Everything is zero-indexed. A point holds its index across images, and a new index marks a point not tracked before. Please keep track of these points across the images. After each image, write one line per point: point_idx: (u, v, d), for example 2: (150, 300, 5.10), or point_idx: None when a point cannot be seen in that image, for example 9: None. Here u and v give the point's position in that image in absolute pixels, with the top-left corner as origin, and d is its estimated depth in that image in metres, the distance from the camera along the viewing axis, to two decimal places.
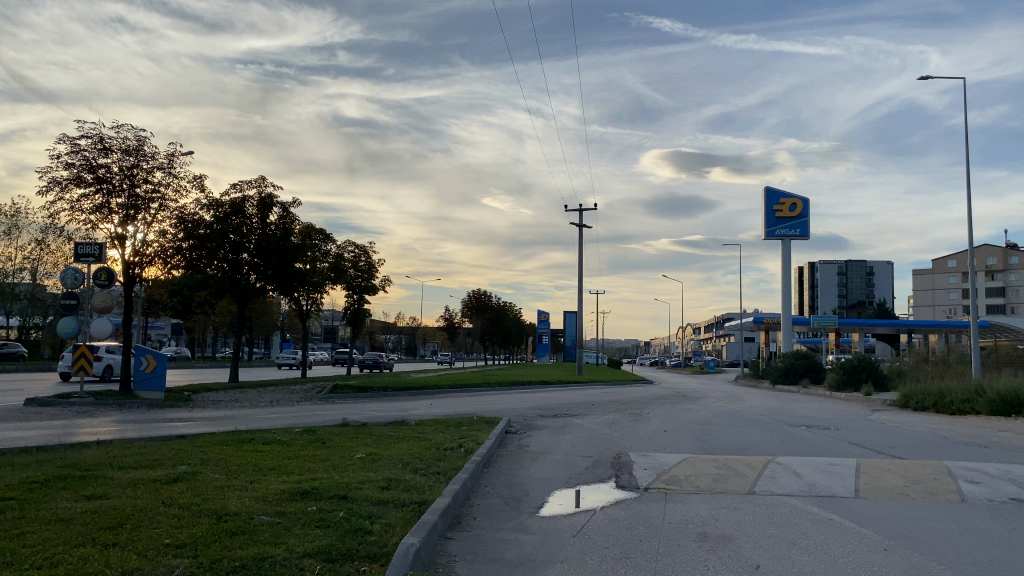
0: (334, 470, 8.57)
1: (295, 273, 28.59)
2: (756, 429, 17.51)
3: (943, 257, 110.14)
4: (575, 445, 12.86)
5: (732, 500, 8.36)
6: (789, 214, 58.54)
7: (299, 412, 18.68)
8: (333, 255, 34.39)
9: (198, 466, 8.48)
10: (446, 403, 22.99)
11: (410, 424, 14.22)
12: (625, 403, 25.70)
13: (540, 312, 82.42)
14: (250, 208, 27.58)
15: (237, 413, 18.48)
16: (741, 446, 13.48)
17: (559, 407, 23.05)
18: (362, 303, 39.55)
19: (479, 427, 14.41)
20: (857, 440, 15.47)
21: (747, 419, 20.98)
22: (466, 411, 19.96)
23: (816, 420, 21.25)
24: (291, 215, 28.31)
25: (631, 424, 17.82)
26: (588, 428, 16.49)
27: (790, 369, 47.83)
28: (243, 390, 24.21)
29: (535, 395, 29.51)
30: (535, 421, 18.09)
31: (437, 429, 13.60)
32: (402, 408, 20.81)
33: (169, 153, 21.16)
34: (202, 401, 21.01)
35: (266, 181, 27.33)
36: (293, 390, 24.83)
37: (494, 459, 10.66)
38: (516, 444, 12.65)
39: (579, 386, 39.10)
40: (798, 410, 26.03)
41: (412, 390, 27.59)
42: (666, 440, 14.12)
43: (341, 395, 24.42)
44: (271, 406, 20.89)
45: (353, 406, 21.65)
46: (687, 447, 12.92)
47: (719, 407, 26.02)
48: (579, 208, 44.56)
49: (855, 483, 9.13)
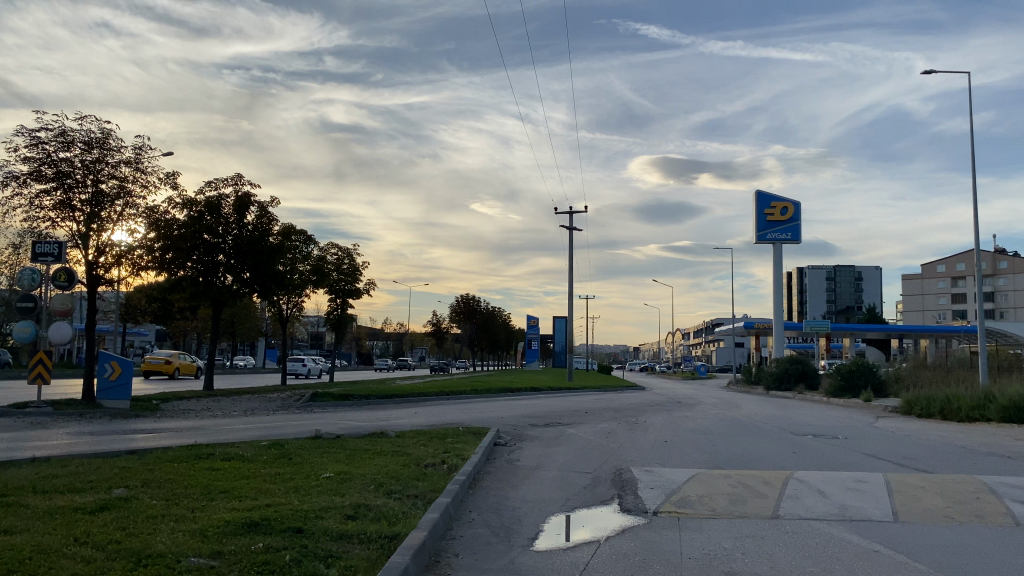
0: (294, 494, 7.40)
1: (274, 275, 27.34)
2: (762, 439, 16.47)
3: (933, 263, 109.83)
4: (568, 459, 11.76)
5: (755, 526, 7.26)
6: (780, 218, 57.70)
7: (274, 423, 17.48)
8: (316, 258, 33.19)
9: (136, 491, 7.28)
10: (431, 412, 21.88)
11: (390, 436, 13.04)
12: (620, 410, 24.61)
13: (529, 317, 81.32)
14: (226, 207, 26.40)
15: (205, 424, 17.20)
16: (750, 458, 12.44)
17: (549, 415, 21.90)
18: (345, 307, 38.36)
19: (465, 439, 13.24)
20: (872, 451, 14.47)
21: (747, 427, 19.97)
22: (453, 421, 18.78)
23: (821, 428, 20.23)
24: (270, 215, 27.13)
25: (627, 433, 16.73)
26: (582, 439, 15.40)
27: (784, 375, 46.91)
28: (217, 398, 22.99)
29: (524, 403, 28.35)
30: (524, 430, 16.92)
31: (418, 442, 12.41)
32: (383, 417, 19.67)
33: (137, 146, 19.94)
34: (172, 410, 19.72)
35: (242, 179, 26.12)
36: (271, 398, 23.67)
37: (480, 477, 9.52)
38: (506, 458, 11.49)
39: (569, 392, 37.95)
40: (799, 417, 24.96)
41: (397, 398, 26.35)
42: (668, 452, 13.06)
43: (320, 402, 23.31)
44: (245, 415, 19.68)
45: (332, 415, 20.45)
46: (691, 461, 11.88)
47: (718, 414, 24.89)
48: (569, 210, 43.53)
49: (892, 504, 8.05)
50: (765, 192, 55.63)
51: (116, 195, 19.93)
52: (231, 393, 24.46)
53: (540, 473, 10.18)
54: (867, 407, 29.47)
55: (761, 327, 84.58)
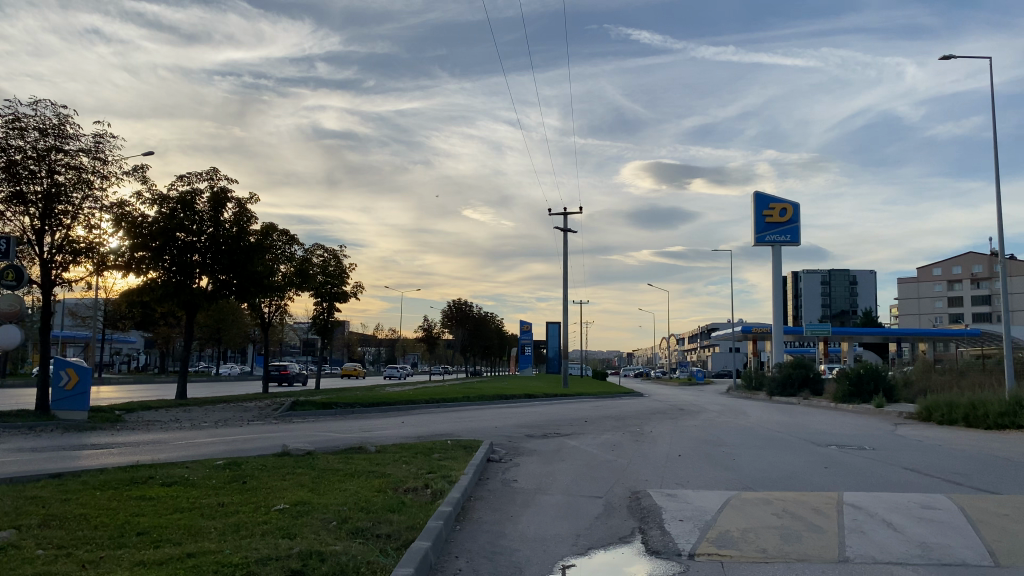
0: (230, 538, 5.75)
1: (253, 277, 25.68)
2: (783, 450, 14.91)
3: (929, 266, 108.66)
4: (573, 479, 10.14)
5: (821, 573, 5.68)
6: (779, 219, 56.27)
7: (245, 437, 15.78)
8: (300, 259, 31.54)
9: (23, 535, 5.64)
10: (418, 421, 20.26)
11: (367, 453, 11.39)
12: (622, 419, 23.00)
13: (523, 321, 79.64)
14: (200, 203, 24.68)
15: (167, 437, 15.49)
16: (780, 477, 10.88)
17: (547, 424, 20.22)
18: (331, 312, 36.70)
19: (453, 455, 11.61)
20: (911, 464, 12.98)
21: (762, 436, 18.39)
22: (446, 431, 17.13)
23: (842, 436, 18.68)
24: (249, 212, 25.45)
25: (635, 445, 15.13)
26: (585, 451, 13.80)
27: (786, 380, 45.29)
28: (188, 408, 21.29)
29: (520, 411, 26.67)
30: (521, 442, 15.30)
31: (400, 459, 10.77)
32: (365, 429, 18.00)
33: (97, 134, 18.28)
34: (135, 422, 18.02)
35: (218, 173, 24.40)
36: (247, 407, 22.00)
37: (470, 505, 7.91)
38: (500, 478, 9.88)
39: (566, 399, 36.29)
40: (813, 424, 23.31)
41: (383, 407, 24.66)
42: (685, 469, 11.45)
43: (299, 411, 21.65)
44: (216, 427, 18.02)
45: (313, 426, 18.78)
46: (714, 480, 10.29)
47: (726, 422, 23.32)
48: (564, 211, 41.98)
49: (983, 542, 6.49)
50: (763, 193, 54.14)
51: (74, 186, 18.23)
52: (204, 402, 22.76)
53: (542, 499, 8.56)
54: (880, 414, 27.93)
55: (757, 331, 82.98)
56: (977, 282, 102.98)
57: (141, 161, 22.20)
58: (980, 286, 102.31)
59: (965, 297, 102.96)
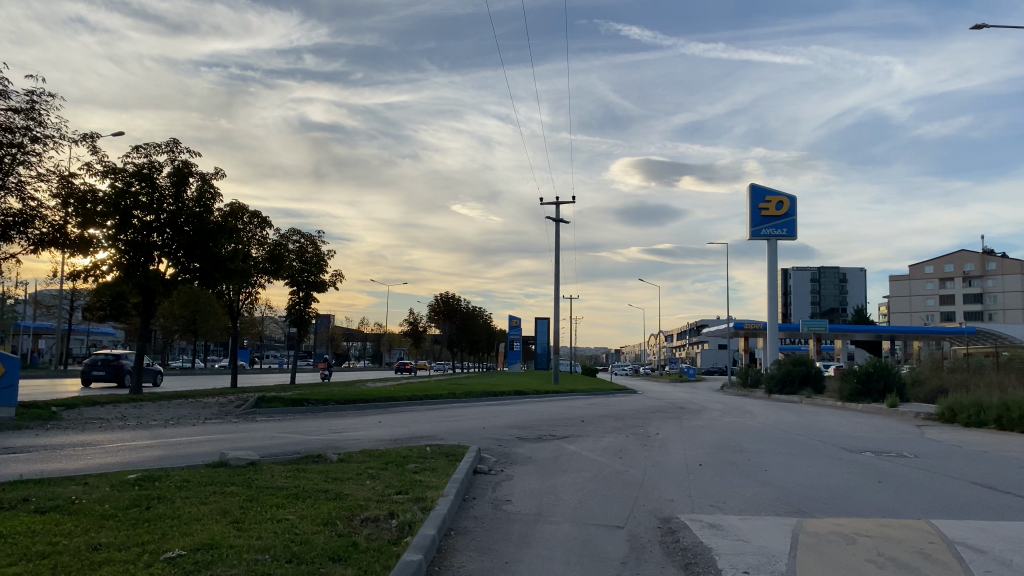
0: None
1: (218, 260, 23.43)
2: (814, 457, 12.91)
3: (920, 264, 107.13)
4: (582, 499, 8.06)
5: None
6: (775, 213, 54.39)
7: (195, 440, 13.62)
8: (272, 244, 29.32)
9: None
10: (396, 420, 18.16)
11: (325, 464, 9.24)
12: (621, 419, 21.00)
13: (511, 317, 77.52)
14: (161, 178, 22.40)
15: (101, 440, 13.19)
16: (833, 496, 8.89)
17: (540, 425, 18.09)
18: (308, 302, 34.46)
19: (432, 467, 9.47)
20: (974, 477, 10.98)
21: (780, 439, 16.43)
22: (428, 433, 15.02)
23: (870, 441, 16.67)
24: (214, 188, 23.26)
25: (644, 451, 13.02)
26: (587, 458, 11.75)
27: (786, 378, 43.45)
28: (140, 404, 19.02)
29: (509, 408, 24.59)
30: (513, 447, 13.21)
31: (365, 474, 8.63)
32: (335, 430, 15.88)
33: (29, 91, 15.98)
34: (72, 420, 15.72)
35: (180, 145, 22.12)
36: (206, 404, 19.76)
37: (452, 545, 5.82)
38: (489, 500, 7.79)
39: (557, 396, 34.16)
40: (829, 426, 21.37)
41: (360, 404, 22.50)
42: (715, 486, 9.43)
43: (264, 409, 19.44)
44: (167, 425, 15.87)
45: (278, 427, 16.62)
46: (757, 501, 8.27)
47: (734, 422, 21.32)
48: (556, 200, 39.79)
49: None
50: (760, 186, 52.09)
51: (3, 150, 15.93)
52: (161, 397, 20.50)
53: (546, 532, 6.48)
54: (895, 415, 25.98)
55: (750, 328, 81.08)
56: (968, 280, 101.78)
57: (91, 131, 19.89)
58: (971, 284, 101.23)
59: (956, 295, 101.64)
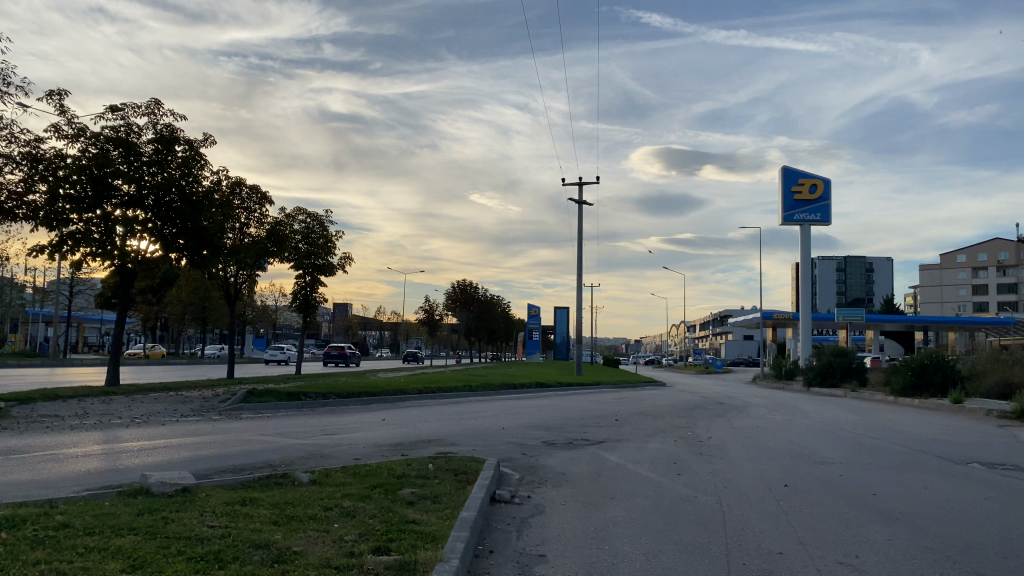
0: None
1: (206, 237, 20.99)
2: (915, 472, 10.29)
3: (953, 252, 102.93)
4: (652, 557, 5.56)
5: None
6: (809, 196, 51.29)
7: (154, 445, 11.13)
8: (274, 222, 26.80)
9: None
10: (403, 419, 15.62)
11: (284, 493, 6.66)
12: (661, 418, 18.42)
13: (531, 306, 74.92)
14: (143, 144, 19.96)
15: (40, 445, 10.81)
16: (997, 546, 6.40)
17: (569, 425, 15.54)
18: (315, 288, 32.02)
19: (429, 493, 6.93)
20: None
21: (857, 443, 13.79)
22: (437, 438, 12.44)
23: (966, 446, 13.97)
24: (202, 156, 20.84)
25: (704, 464, 10.46)
26: (636, 476, 9.22)
27: (826, 370, 40.60)
28: (113, 397, 16.67)
29: (530, 404, 22.02)
30: (542, 458, 10.64)
31: (334, 512, 6.02)
32: (327, 432, 13.35)
33: None
34: (21, 418, 13.35)
35: (162, 107, 19.65)
36: (186, 398, 17.32)
37: None
38: (512, 559, 5.25)
39: (583, 389, 31.61)
40: (899, 425, 18.70)
41: (365, 398, 20.03)
42: (824, 520, 6.95)
43: (252, 404, 16.99)
44: (131, 425, 13.34)
45: (264, 426, 14.09)
46: (907, 561, 5.77)
47: (788, 421, 18.78)
48: (581, 180, 37.00)
49: None
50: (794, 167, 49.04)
51: None
52: (140, 390, 18.13)
53: None
54: (962, 412, 23.27)
55: (779, 318, 77.86)
56: (1002, 269, 97.68)
57: (58, 89, 17.55)
58: (1005, 273, 97.15)
59: (990, 285, 97.61)
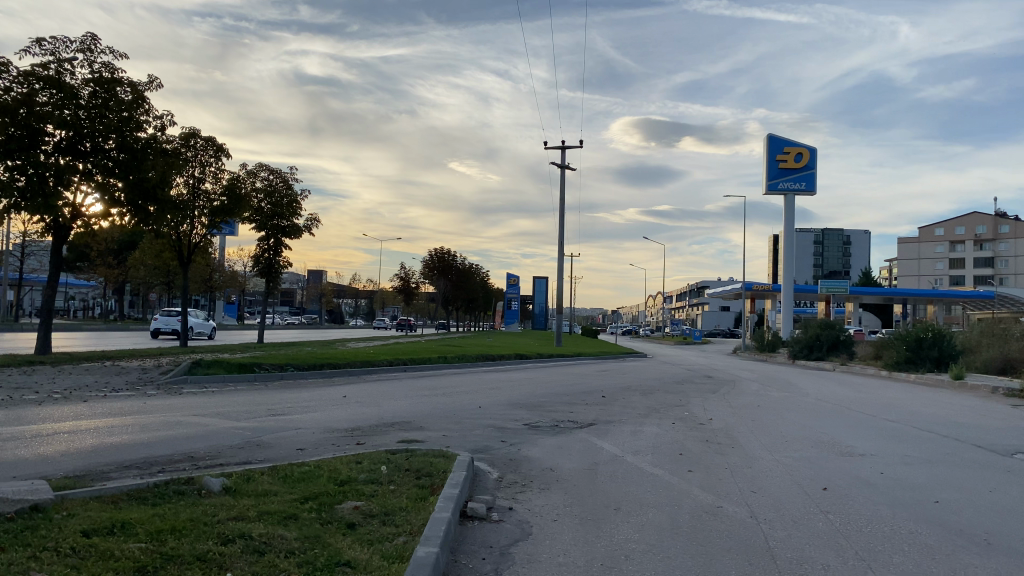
0: None
1: (151, 191, 18.85)
2: (964, 469, 8.64)
3: (931, 226, 102.14)
4: None
5: None
6: (794, 164, 49.66)
7: (56, 428, 9.22)
8: (231, 177, 24.67)
9: None
10: (367, 396, 13.85)
11: (176, 513, 4.87)
12: (651, 394, 16.84)
13: (509, 275, 73.18)
14: (77, 84, 17.77)
15: None
16: None
17: (553, 403, 13.84)
18: (279, 251, 29.97)
19: (374, 511, 5.16)
20: None
21: (877, 428, 12.21)
22: (403, 420, 10.71)
23: (996, 431, 12.42)
24: (146, 100, 18.70)
25: (716, 457, 8.75)
26: (641, 473, 7.53)
27: (812, 343, 39.23)
28: (37, 368, 14.75)
29: (509, 378, 20.34)
30: (522, 448, 8.88)
31: (233, 545, 4.23)
32: (275, 412, 11.51)
33: None
34: None
35: (98, 42, 17.47)
36: (123, 369, 15.49)
37: None
38: None
39: (564, 361, 30.00)
40: (910, 405, 17.16)
41: (326, 371, 18.21)
42: (900, 547, 5.30)
43: (197, 377, 15.19)
44: (44, 403, 11.37)
45: (205, 404, 12.25)
46: None
47: (790, 399, 17.21)
48: (564, 143, 34.98)
49: None
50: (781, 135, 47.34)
51: None
52: (74, 360, 16.19)
53: None
54: (967, 390, 21.84)
55: (758, 291, 76.60)
56: (979, 243, 97.08)
57: None
58: (983, 247, 96.50)
59: (967, 259, 97.07)
